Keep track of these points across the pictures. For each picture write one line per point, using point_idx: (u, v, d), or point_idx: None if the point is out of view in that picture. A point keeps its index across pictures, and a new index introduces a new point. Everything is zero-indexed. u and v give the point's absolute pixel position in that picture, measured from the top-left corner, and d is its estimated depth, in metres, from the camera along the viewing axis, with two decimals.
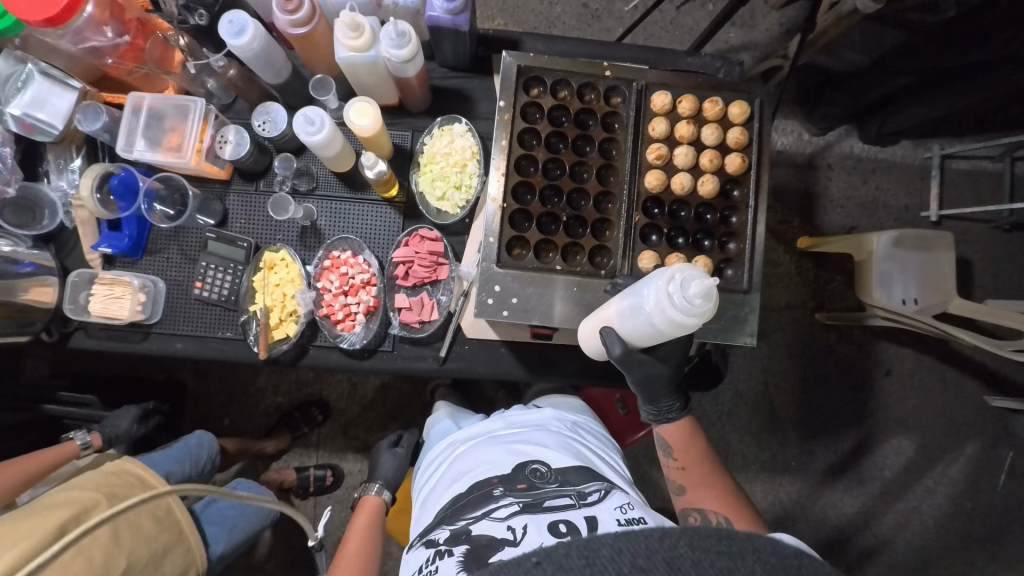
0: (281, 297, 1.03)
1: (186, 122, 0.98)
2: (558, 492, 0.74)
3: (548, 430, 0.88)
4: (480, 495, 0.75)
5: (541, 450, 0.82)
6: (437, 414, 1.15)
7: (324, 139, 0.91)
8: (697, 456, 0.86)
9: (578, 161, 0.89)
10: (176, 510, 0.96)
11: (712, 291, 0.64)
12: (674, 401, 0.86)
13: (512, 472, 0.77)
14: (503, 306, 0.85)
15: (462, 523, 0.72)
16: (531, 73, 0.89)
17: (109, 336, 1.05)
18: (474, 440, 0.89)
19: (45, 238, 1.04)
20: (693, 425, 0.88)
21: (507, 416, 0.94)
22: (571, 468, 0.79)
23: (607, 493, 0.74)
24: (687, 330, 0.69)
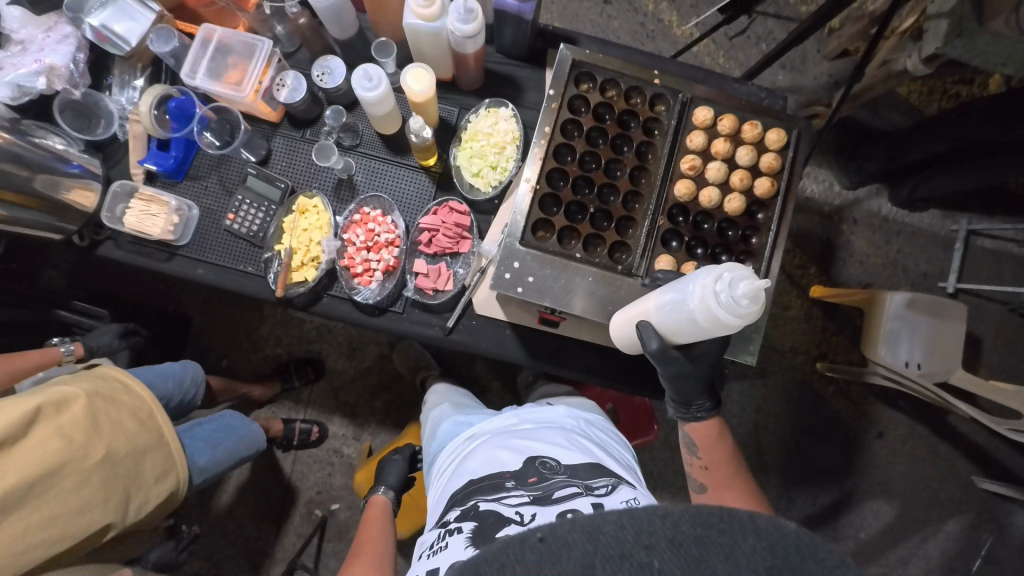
0: (307, 242, 1.05)
1: (250, 60, 1.03)
2: (566, 483, 0.75)
3: (560, 427, 0.89)
4: (492, 483, 0.77)
5: (553, 446, 0.83)
6: (442, 407, 1.18)
7: (377, 97, 0.94)
8: (722, 459, 0.87)
9: (614, 158, 0.92)
10: (159, 419, 0.98)
11: (759, 292, 0.67)
12: (705, 401, 0.88)
13: (523, 465, 0.79)
14: (519, 282, 0.87)
15: (473, 502, 0.75)
16: (584, 68, 0.93)
17: (137, 250, 1.09)
18: (488, 433, 0.91)
19: (96, 146, 1.08)
20: (721, 427, 0.89)
21: (521, 412, 0.95)
22: (581, 463, 0.80)
23: (617, 488, 0.76)
24: (727, 330, 0.71)
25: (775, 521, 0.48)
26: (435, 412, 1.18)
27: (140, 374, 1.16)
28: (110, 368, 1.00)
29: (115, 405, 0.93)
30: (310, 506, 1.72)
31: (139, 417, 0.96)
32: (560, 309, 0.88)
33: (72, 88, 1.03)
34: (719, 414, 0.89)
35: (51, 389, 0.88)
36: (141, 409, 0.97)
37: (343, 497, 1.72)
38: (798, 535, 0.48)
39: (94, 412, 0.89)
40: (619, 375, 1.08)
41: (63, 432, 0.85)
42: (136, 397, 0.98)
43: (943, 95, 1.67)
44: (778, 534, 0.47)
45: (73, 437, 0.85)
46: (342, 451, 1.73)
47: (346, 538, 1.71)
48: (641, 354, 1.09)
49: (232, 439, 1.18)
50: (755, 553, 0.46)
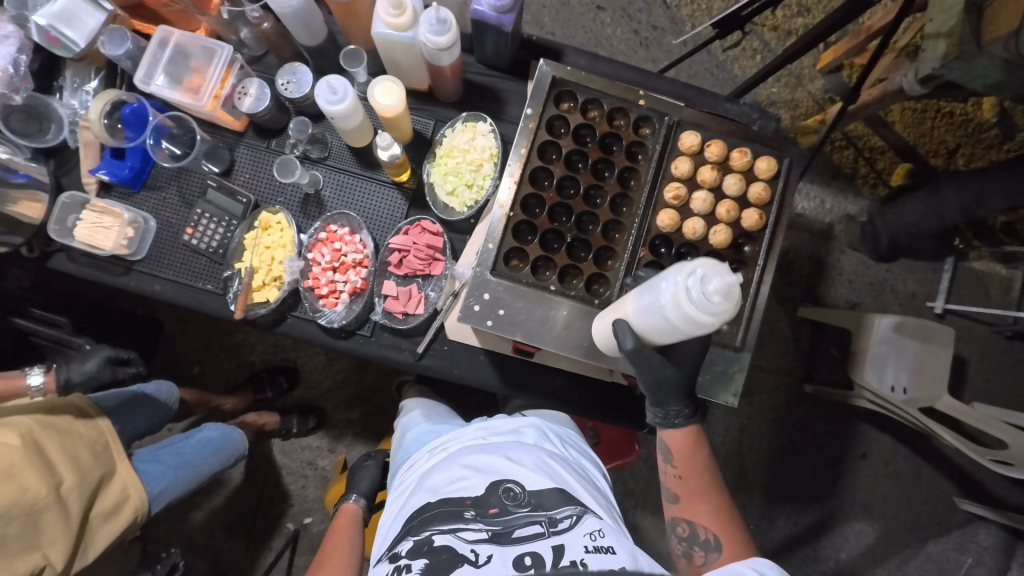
0: (269, 260, 1.00)
1: (209, 64, 0.96)
2: (528, 517, 0.70)
3: (525, 443, 0.81)
4: (449, 512, 0.71)
5: (517, 467, 0.75)
6: (411, 414, 1.12)
7: (344, 111, 0.88)
8: (698, 468, 0.81)
9: (594, 184, 0.87)
10: (114, 451, 0.93)
11: (733, 288, 0.62)
12: (683, 407, 0.81)
13: (485, 492, 0.72)
14: (490, 315, 0.82)
15: (427, 534, 0.70)
16: (565, 86, 0.87)
17: (89, 264, 1.02)
18: (451, 448, 0.83)
19: (46, 152, 1.02)
20: (699, 434, 0.82)
21: (489, 423, 0.87)
22: (547, 489, 0.73)
23: (581, 519, 0.70)
24: (700, 330, 0.67)
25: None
26: (405, 418, 1.13)
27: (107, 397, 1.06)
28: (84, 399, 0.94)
29: (71, 439, 0.88)
30: (283, 519, 1.67)
31: (94, 449, 0.90)
32: (533, 343, 0.83)
33: (12, 92, 0.96)
34: (696, 422, 0.82)
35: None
36: (97, 442, 0.91)
37: (315, 511, 1.66)
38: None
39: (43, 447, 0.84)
40: (597, 405, 1.04)
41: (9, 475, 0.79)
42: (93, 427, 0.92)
43: (937, 112, 1.65)
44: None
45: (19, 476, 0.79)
46: (316, 464, 1.67)
47: None
48: (620, 384, 1.04)
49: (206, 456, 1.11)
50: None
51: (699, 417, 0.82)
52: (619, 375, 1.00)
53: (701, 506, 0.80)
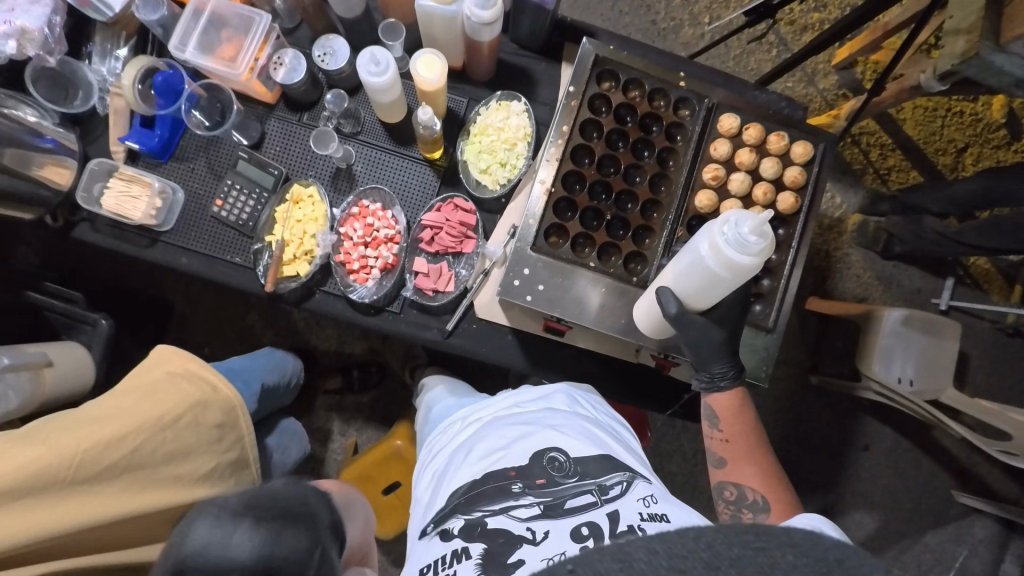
0: (301, 234, 0.99)
1: (246, 34, 0.96)
2: (578, 488, 0.69)
3: (558, 411, 0.82)
4: (496, 487, 0.71)
5: (558, 435, 0.76)
6: (436, 389, 1.12)
7: (384, 84, 0.87)
8: (744, 430, 0.84)
9: (634, 163, 0.88)
10: (242, 423, 0.91)
11: (767, 227, 0.62)
12: (728, 369, 0.83)
13: (528, 462, 0.72)
14: (529, 290, 0.83)
15: (478, 514, 0.69)
16: (607, 65, 0.88)
17: (114, 234, 1.01)
18: (483, 422, 0.83)
19: (72, 119, 1.01)
20: (743, 395, 0.85)
21: (515, 394, 0.87)
22: (591, 457, 0.73)
23: (631, 485, 0.70)
24: (744, 272, 0.67)
25: (814, 534, 0.44)
26: (430, 394, 1.12)
27: (247, 364, 1.27)
28: (203, 365, 0.90)
29: (188, 425, 0.85)
30: None
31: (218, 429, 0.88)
32: (570, 319, 0.83)
33: (47, 55, 0.95)
34: (742, 385, 0.85)
35: (108, 413, 0.81)
36: (224, 415, 0.89)
37: None
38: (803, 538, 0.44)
39: (166, 439, 0.83)
40: (621, 387, 1.05)
41: (147, 476, 0.81)
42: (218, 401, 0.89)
43: (948, 111, 1.67)
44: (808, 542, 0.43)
45: (151, 469, 0.81)
46: (326, 446, 1.67)
47: None
48: (646, 365, 1.05)
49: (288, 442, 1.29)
50: (795, 570, 0.42)
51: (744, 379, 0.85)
52: (645, 356, 1.02)
53: (748, 466, 0.82)
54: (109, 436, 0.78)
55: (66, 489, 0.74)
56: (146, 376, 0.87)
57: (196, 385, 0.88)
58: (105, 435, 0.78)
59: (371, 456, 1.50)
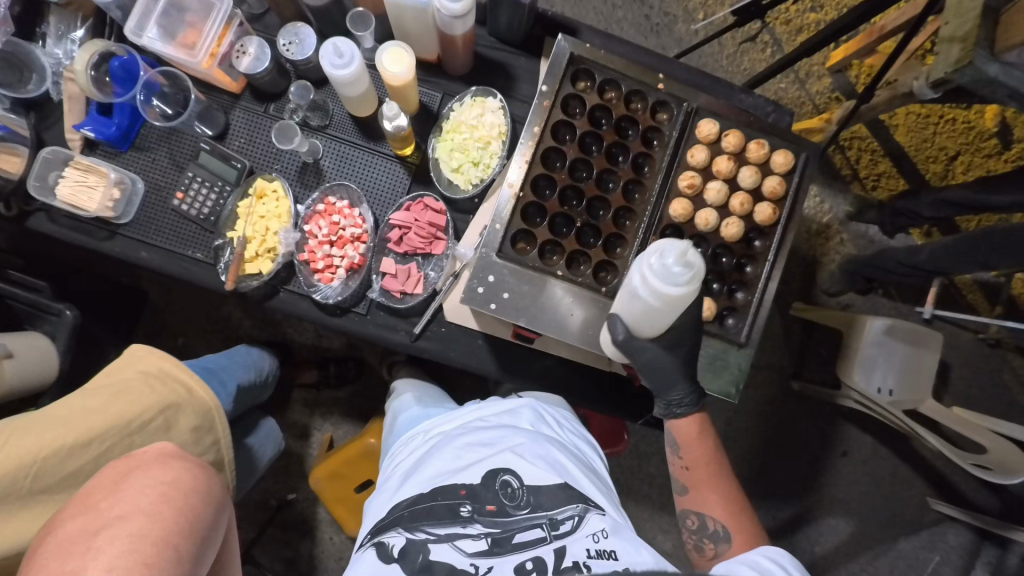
0: (263, 231, 0.96)
1: (207, 20, 0.91)
2: (529, 520, 0.68)
3: (520, 429, 0.79)
4: (445, 511, 0.69)
5: (516, 458, 0.73)
6: (402, 397, 1.10)
7: (349, 77, 0.83)
8: (706, 457, 0.81)
9: (608, 168, 0.84)
10: (218, 426, 0.88)
11: (693, 259, 0.62)
12: (686, 395, 0.81)
13: (480, 487, 0.71)
14: (493, 298, 0.80)
15: (422, 538, 0.68)
16: (583, 64, 0.84)
17: (72, 226, 0.97)
18: (443, 437, 0.81)
19: (27, 104, 0.96)
20: (705, 421, 0.82)
21: (479, 407, 0.84)
22: (547, 486, 0.71)
23: (584, 518, 0.69)
24: (679, 300, 0.66)
25: None
26: (398, 401, 1.10)
27: (225, 363, 1.25)
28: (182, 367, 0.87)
29: (159, 429, 0.82)
30: (266, 494, 1.65)
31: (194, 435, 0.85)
32: (536, 329, 0.80)
33: None
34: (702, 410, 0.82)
35: (78, 413, 0.78)
36: (201, 419, 0.86)
37: (300, 488, 1.64)
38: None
39: (135, 442, 0.81)
40: (594, 395, 1.03)
41: None
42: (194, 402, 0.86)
43: (941, 118, 1.64)
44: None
45: None
46: (301, 441, 1.65)
47: (299, 530, 1.64)
48: (619, 374, 1.03)
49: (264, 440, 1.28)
50: None
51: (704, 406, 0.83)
52: (618, 365, 0.99)
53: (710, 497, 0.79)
54: (74, 440, 0.75)
55: (31, 497, 0.73)
56: (116, 375, 0.84)
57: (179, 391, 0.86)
58: (71, 438, 0.75)
59: (344, 452, 1.47)
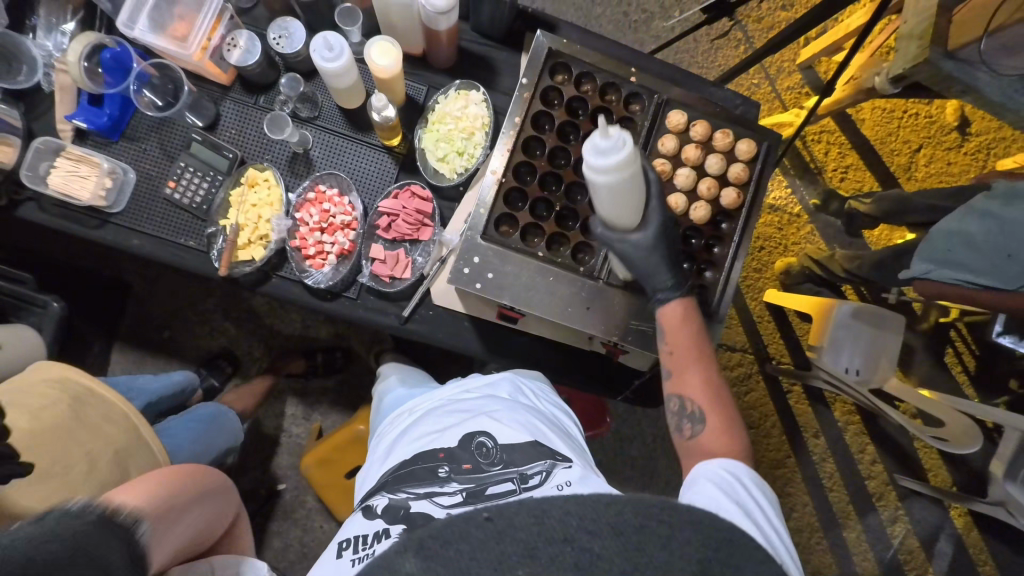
0: (255, 219, 0.99)
1: (197, 13, 0.94)
2: (501, 475, 0.73)
3: (498, 398, 0.85)
4: (425, 471, 0.74)
5: (491, 422, 0.79)
6: (387, 380, 1.13)
7: (339, 69, 0.87)
8: (688, 344, 0.81)
9: (585, 156, 0.90)
10: (137, 423, 0.89)
11: (615, 135, 0.65)
12: (669, 279, 0.82)
13: (457, 446, 0.76)
14: (478, 278, 0.85)
15: (403, 497, 0.72)
16: (560, 58, 0.89)
17: (62, 214, 0.99)
18: (425, 410, 0.87)
19: (15, 94, 0.98)
20: (691, 312, 0.83)
21: (459, 384, 0.90)
22: (518, 444, 0.76)
23: (552, 472, 0.73)
24: (625, 181, 0.70)
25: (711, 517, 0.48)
26: (383, 384, 1.14)
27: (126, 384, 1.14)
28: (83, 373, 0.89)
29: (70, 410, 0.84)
30: (255, 484, 1.67)
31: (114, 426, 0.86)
32: (518, 307, 0.85)
33: None
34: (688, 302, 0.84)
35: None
36: (117, 418, 0.88)
37: (290, 477, 1.67)
38: (732, 532, 0.47)
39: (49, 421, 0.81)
40: (574, 371, 1.09)
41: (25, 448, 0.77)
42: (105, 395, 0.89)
43: (905, 112, 1.74)
44: (715, 533, 0.46)
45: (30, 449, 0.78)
46: (291, 431, 1.67)
47: (290, 517, 1.67)
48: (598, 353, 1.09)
49: (213, 432, 1.15)
50: (689, 546, 0.45)
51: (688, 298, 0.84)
52: (598, 344, 1.05)
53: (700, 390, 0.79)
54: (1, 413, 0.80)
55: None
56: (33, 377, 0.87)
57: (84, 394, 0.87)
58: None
59: (333, 440, 1.51)
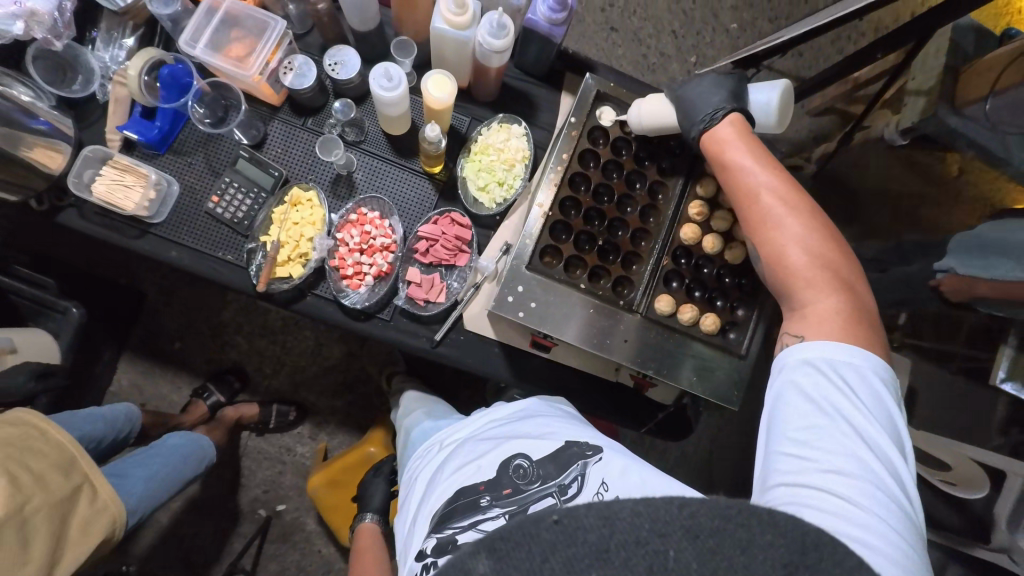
0: (297, 236, 1.00)
1: (258, 37, 0.97)
2: (541, 492, 0.72)
3: (526, 418, 0.85)
4: (466, 503, 0.73)
5: (522, 440, 0.78)
6: (413, 414, 1.13)
7: (395, 97, 0.90)
8: (732, 181, 0.77)
9: (627, 193, 0.93)
10: (84, 466, 0.89)
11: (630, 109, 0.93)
12: (714, 105, 0.80)
13: (496, 474, 0.75)
14: (522, 306, 0.86)
15: (449, 532, 0.72)
16: (606, 100, 0.93)
17: (103, 222, 1.00)
18: (457, 443, 0.86)
19: (68, 104, 1.00)
20: (728, 143, 0.78)
21: (487, 412, 0.90)
22: (551, 455, 0.76)
23: (586, 474, 0.73)
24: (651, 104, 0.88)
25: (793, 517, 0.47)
26: (409, 418, 1.13)
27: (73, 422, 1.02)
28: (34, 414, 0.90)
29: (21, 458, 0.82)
30: (253, 505, 1.62)
31: (60, 471, 0.85)
32: (558, 336, 0.87)
33: (54, 39, 0.95)
34: (737, 112, 0.80)
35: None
36: (63, 457, 0.87)
37: (291, 498, 1.62)
38: (817, 535, 0.46)
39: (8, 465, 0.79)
40: (600, 402, 1.09)
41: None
42: (54, 446, 0.87)
43: None
44: (797, 529, 0.45)
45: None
46: (295, 450, 1.63)
47: (289, 540, 1.62)
48: (624, 385, 1.10)
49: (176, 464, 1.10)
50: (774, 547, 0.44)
51: (738, 107, 0.80)
52: (625, 374, 1.07)
53: (765, 199, 0.74)
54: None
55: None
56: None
57: (31, 432, 0.87)
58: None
59: (343, 460, 1.49)
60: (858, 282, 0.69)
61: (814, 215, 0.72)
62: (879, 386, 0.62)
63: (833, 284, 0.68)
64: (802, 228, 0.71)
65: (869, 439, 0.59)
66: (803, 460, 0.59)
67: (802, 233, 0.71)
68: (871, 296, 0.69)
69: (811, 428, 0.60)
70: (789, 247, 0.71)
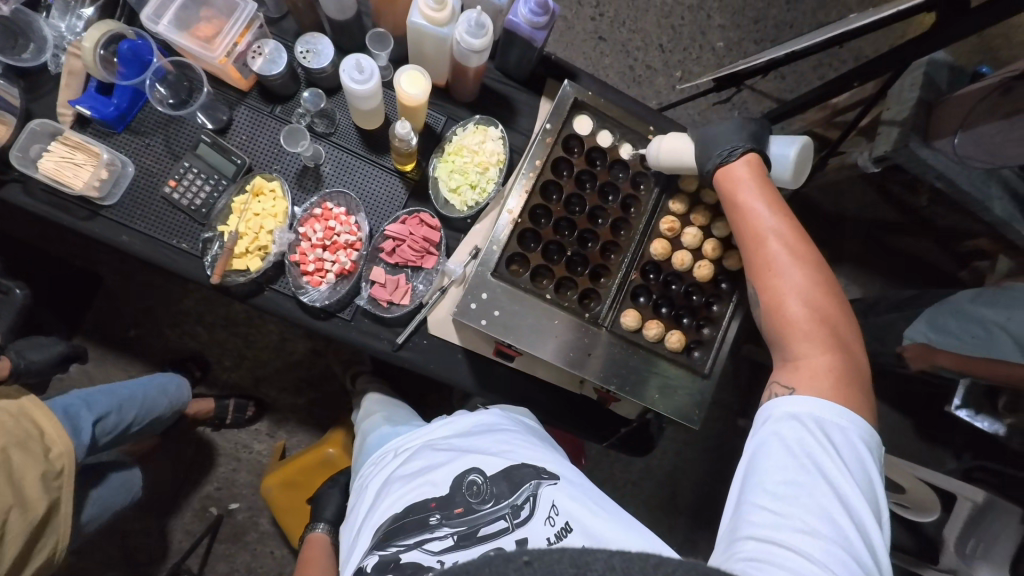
0: (257, 228, 0.96)
1: (227, 17, 0.93)
2: (492, 513, 0.70)
3: (484, 432, 0.82)
4: (414, 521, 0.71)
5: (478, 457, 0.76)
6: (371, 418, 1.10)
7: (367, 92, 0.87)
8: (740, 220, 0.77)
9: (599, 205, 0.92)
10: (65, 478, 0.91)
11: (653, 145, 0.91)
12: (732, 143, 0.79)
13: (448, 492, 0.73)
14: (485, 314, 0.84)
15: (392, 551, 0.69)
16: (584, 109, 0.92)
17: (49, 201, 0.94)
18: (410, 453, 0.83)
19: (19, 73, 0.94)
20: (743, 182, 0.78)
21: (446, 420, 0.87)
22: (506, 473, 0.73)
23: (538, 494, 0.71)
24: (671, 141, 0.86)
25: None
26: (367, 422, 1.10)
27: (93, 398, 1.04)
28: (42, 411, 0.91)
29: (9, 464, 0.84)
30: (204, 503, 1.55)
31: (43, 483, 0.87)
32: (521, 347, 0.84)
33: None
34: (755, 153, 0.79)
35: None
36: (53, 463, 0.89)
37: (244, 497, 1.56)
38: None
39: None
40: (564, 415, 1.07)
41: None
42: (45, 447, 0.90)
43: None
44: None
45: None
46: (252, 447, 1.57)
47: (241, 540, 1.56)
48: (589, 398, 1.08)
49: (114, 492, 1.07)
50: None
51: (756, 148, 0.80)
52: (589, 387, 1.05)
53: (771, 243, 0.73)
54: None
55: None
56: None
57: (32, 432, 0.89)
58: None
59: (300, 461, 1.44)
60: (855, 339, 0.69)
61: (818, 266, 0.72)
62: (861, 448, 0.61)
63: (828, 342, 0.67)
64: (803, 279, 0.71)
65: (844, 500, 0.58)
66: (776, 515, 0.58)
67: (804, 284, 0.70)
68: (864, 354, 0.69)
69: (789, 481, 0.59)
70: (788, 296, 0.70)
